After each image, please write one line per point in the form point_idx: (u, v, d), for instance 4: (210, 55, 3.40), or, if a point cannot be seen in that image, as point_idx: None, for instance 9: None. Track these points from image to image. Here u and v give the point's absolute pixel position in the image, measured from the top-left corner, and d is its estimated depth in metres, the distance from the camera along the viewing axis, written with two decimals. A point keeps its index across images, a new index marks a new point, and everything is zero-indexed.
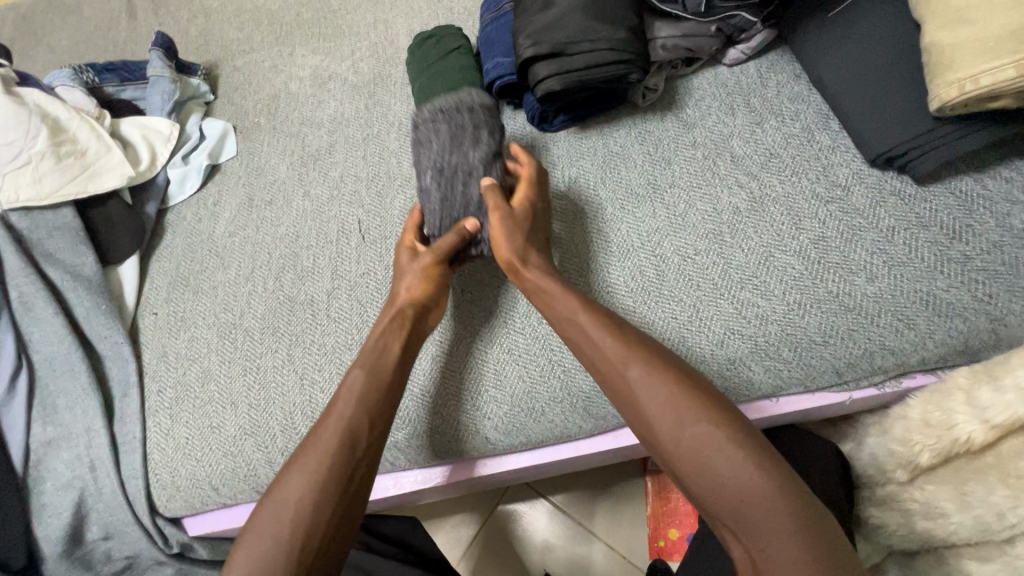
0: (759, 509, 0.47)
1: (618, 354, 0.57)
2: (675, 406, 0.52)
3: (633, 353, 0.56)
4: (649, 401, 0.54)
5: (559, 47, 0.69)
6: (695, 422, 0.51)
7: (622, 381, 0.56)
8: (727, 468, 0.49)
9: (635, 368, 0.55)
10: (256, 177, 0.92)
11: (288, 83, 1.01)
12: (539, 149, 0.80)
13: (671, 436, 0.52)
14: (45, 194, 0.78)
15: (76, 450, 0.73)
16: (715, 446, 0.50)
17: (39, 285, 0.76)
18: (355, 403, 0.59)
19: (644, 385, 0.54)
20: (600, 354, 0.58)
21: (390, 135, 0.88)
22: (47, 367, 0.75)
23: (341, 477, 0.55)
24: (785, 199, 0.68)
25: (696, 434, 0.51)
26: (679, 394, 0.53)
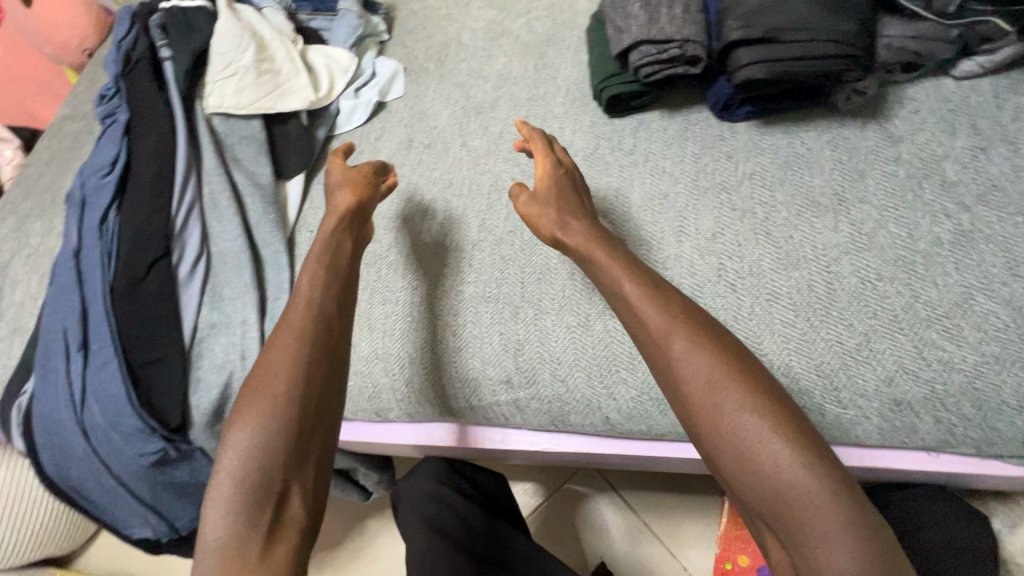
0: (806, 502, 0.44)
1: (658, 325, 0.54)
2: (719, 389, 0.49)
3: (681, 324, 0.53)
4: (694, 376, 0.51)
5: (773, 33, 0.64)
6: (740, 408, 0.48)
7: (663, 351, 0.53)
8: (774, 458, 0.46)
9: (680, 339, 0.52)
10: (418, 120, 0.95)
11: (461, 33, 1.03)
12: (713, 137, 0.76)
13: (713, 419, 0.49)
14: (243, 105, 0.87)
15: (231, 337, 0.81)
16: (766, 440, 0.47)
17: (227, 185, 0.84)
18: (294, 376, 0.55)
19: (688, 358, 0.51)
20: (643, 321, 0.55)
21: (556, 99, 0.88)
22: (222, 259, 0.83)
23: (291, 452, 0.52)
24: (1003, 241, 0.60)
25: (745, 420, 0.48)
26: (729, 378, 0.50)
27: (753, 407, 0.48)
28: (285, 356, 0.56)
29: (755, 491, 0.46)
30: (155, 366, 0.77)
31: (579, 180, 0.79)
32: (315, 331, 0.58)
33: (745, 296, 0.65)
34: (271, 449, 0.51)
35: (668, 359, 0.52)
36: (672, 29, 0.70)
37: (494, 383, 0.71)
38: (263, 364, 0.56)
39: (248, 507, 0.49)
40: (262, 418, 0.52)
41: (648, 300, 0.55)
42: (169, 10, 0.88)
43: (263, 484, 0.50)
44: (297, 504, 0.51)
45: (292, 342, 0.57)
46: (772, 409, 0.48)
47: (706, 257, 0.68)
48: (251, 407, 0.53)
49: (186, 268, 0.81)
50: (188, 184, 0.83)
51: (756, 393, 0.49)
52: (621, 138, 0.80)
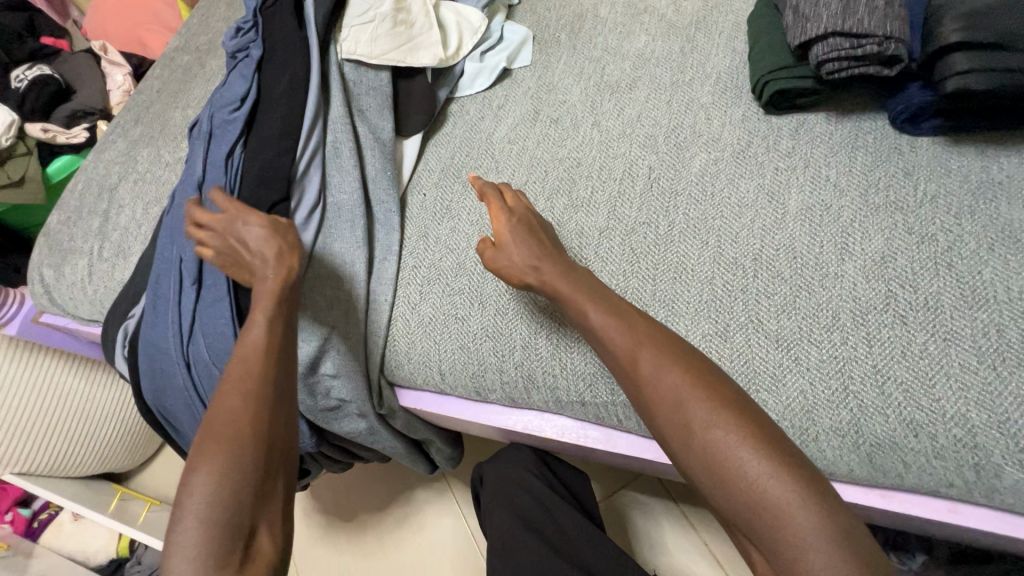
0: (780, 505, 0.43)
1: (624, 344, 0.54)
2: (688, 405, 0.49)
3: (648, 344, 0.53)
4: (665, 395, 0.50)
5: (1000, 41, 0.57)
6: (713, 423, 0.47)
7: (633, 373, 0.53)
8: (744, 465, 0.45)
9: (645, 356, 0.53)
10: (545, 92, 0.90)
11: (598, 6, 0.97)
12: (889, 149, 0.68)
13: (684, 435, 0.49)
14: (376, 54, 0.84)
15: (338, 292, 0.79)
16: (735, 454, 0.46)
17: (350, 135, 0.82)
18: (253, 423, 0.52)
19: (657, 377, 0.51)
20: (616, 340, 0.55)
21: (703, 87, 0.81)
22: (336, 211, 0.81)
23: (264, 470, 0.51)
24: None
25: (714, 431, 0.47)
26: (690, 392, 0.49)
27: (717, 419, 0.48)
28: (238, 371, 0.55)
29: (732, 499, 0.45)
30: None
31: (726, 177, 0.73)
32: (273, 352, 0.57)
33: (917, 330, 0.58)
34: (244, 453, 0.50)
35: (637, 378, 0.53)
36: (873, 22, 0.62)
37: (613, 382, 0.66)
38: (222, 411, 0.53)
39: (220, 523, 0.48)
40: (235, 465, 0.49)
41: (617, 321, 0.56)
42: None
43: (236, 503, 0.49)
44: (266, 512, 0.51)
45: (244, 366, 0.55)
46: (736, 414, 0.48)
47: (830, 292, 0.62)
48: (236, 436, 0.51)
49: (302, 216, 0.79)
50: (314, 130, 0.81)
51: (717, 401, 0.49)
52: (778, 138, 0.73)
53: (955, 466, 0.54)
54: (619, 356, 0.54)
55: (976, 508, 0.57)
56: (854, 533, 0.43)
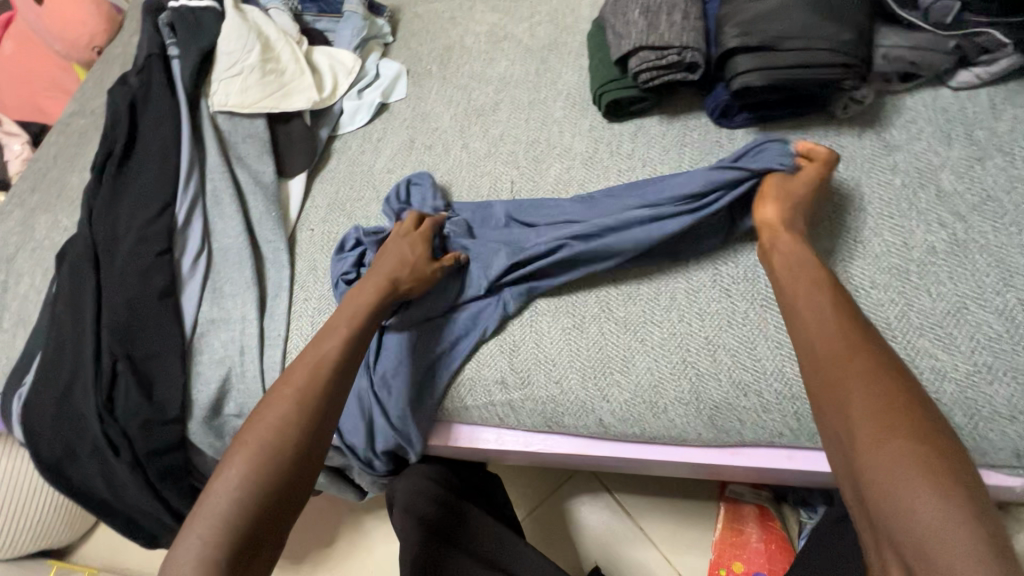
0: (925, 524, 0.39)
1: (831, 346, 0.50)
2: (886, 405, 0.45)
3: (859, 351, 0.49)
4: (858, 390, 0.46)
5: (770, 42, 0.64)
6: (903, 444, 0.42)
7: (831, 374, 0.49)
8: (911, 474, 0.41)
9: (860, 362, 0.48)
10: (419, 121, 0.96)
11: (464, 36, 1.03)
12: (710, 143, 0.76)
13: (864, 437, 0.44)
14: (247, 104, 0.88)
15: (232, 332, 0.82)
16: (913, 459, 0.41)
17: (230, 182, 0.86)
18: (268, 448, 0.54)
19: (869, 380, 0.47)
20: (822, 346, 0.51)
21: (556, 103, 0.88)
22: (222, 255, 0.85)
23: (295, 468, 0.54)
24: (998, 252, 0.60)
25: (898, 432, 0.43)
26: (843, 374, 0.48)
27: (881, 434, 0.43)
28: (283, 400, 0.57)
29: (880, 500, 0.41)
30: (155, 359, 0.78)
31: (577, 184, 0.80)
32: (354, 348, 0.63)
33: (741, 301, 0.65)
34: (283, 445, 0.54)
35: (829, 386, 0.49)
36: (671, 35, 0.71)
37: (491, 383, 0.71)
38: (250, 429, 0.56)
39: (226, 513, 0.50)
40: (224, 487, 0.52)
41: (836, 328, 0.51)
42: (178, 10, 0.90)
43: (261, 496, 0.52)
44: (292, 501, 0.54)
45: (304, 376, 0.59)
46: (923, 431, 0.43)
47: (671, 277, 0.69)
48: (268, 427, 0.55)
49: (187, 264, 0.83)
50: (191, 179, 0.85)
51: (922, 431, 0.43)
52: (620, 143, 0.81)
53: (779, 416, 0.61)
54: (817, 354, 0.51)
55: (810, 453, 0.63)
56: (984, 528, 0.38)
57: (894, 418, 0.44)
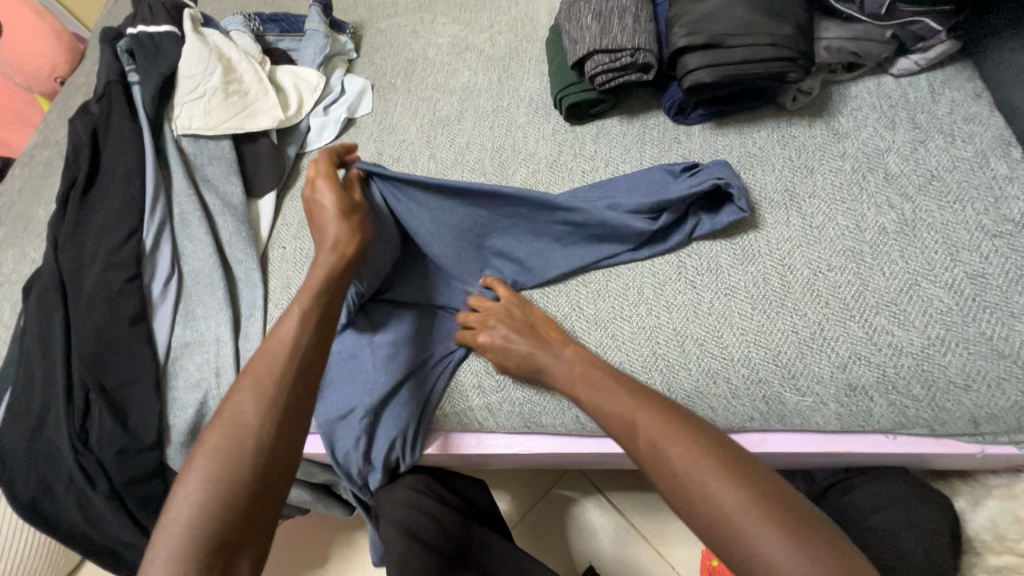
0: (761, 555, 0.41)
1: (620, 420, 0.52)
2: (686, 459, 0.46)
3: (642, 411, 0.51)
4: (657, 451, 0.48)
5: (716, 39, 0.67)
6: (706, 467, 0.45)
7: (637, 443, 0.50)
8: (725, 496, 0.43)
9: (644, 425, 0.50)
10: (386, 135, 0.97)
11: (426, 49, 1.04)
12: (670, 140, 0.78)
13: (669, 483, 0.46)
14: (212, 126, 0.88)
15: (206, 355, 0.81)
16: (721, 499, 0.43)
17: (197, 205, 0.86)
18: (256, 444, 0.50)
19: (665, 441, 0.48)
20: (612, 423, 0.53)
21: (519, 109, 0.90)
22: (193, 278, 0.85)
23: (261, 462, 0.50)
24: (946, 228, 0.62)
25: (693, 469, 0.46)
26: (649, 427, 0.50)
27: (697, 476, 0.45)
28: (252, 390, 0.53)
29: (714, 532, 0.43)
30: (129, 386, 0.78)
31: (543, 187, 0.81)
32: (319, 327, 0.59)
33: (705, 291, 0.67)
34: (244, 442, 0.50)
35: (636, 452, 0.50)
36: (623, 38, 0.73)
37: (467, 387, 0.71)
38: (226, 423, 0.52)
39: (201, 514, 0.47)
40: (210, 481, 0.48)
41: (622, 394, 0.54)
42: (136, 36, 0.90)
43: (228, 494, 0.48)
44: (269, 495, 0.50)
45: (272, 368, 0.54)
46: (714, 453, 0.46)
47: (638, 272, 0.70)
48: (232, 426, 0.52)
49: (158, 288, 0.83)
50: (157, 204, 0.85)
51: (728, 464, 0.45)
52: (583, 144, 0.83)
53: (749, 401, 0.62)
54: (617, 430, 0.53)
55: (780, 435, 0.64)
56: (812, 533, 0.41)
57: (703, 460, 0.46)
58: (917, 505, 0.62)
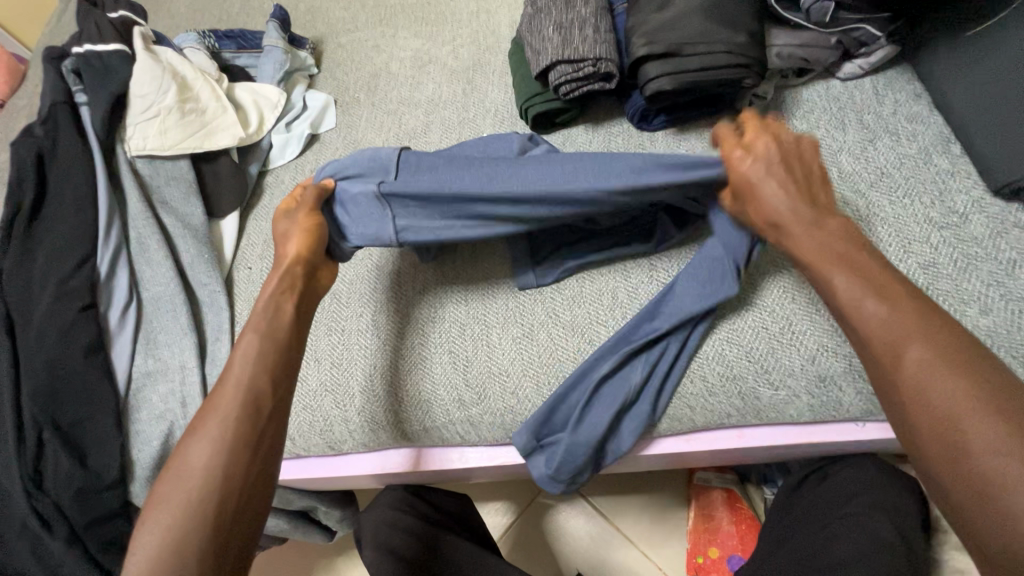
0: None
1: (878, 341, 0.45)
2: (963, 404, 0.40)
3: (913, 336, 0.44)
4: (919, 385, 0.42)
5: (674, 48, 0.69)
6: (981, 410, 0.39)
7: (895, 373, 0.44)
8: (997, 452, 0.38)
9: (912, 349, 0.43)
10: (352, 149, 0.95)
11: (389, 62, 1.03)
12: (634, 146, 0.80)
13: (929, 419, 0.41)
14: (168, 146, 0.85)
15: (171, 384, 0.78)
16: (992, 453, 0.38)
17: (155, 228, 0.83)
18: (212, 466, 0.47)
19: (931, 380, 0.42)
20: (864, 326, 0.46)
21: (486, 121, 0.91)
22: (154, 304, 0.81)
23: (217, 506, 0.46)
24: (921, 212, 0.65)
25: (944, 404, 0.40)
26: (904, 367, 0.43)
27: (969, 413, 0.39)
28: (219, 407, 0.51)
29: (961, 478, 0.39)
30: (87, 422, 0.73)
31: None
32: (276, 359, 0.55)
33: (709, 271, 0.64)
34: (200, 482, 0.46)
35: (886, 366, 0.44)
36: (584, 48, 0.74)
37: (447, 401, 0.70)
38: (181, 460, 0.48)
39: (162, 556, 0.43)
40: (162, 514, 0.45)
41: (897, 312, 0.45)
42: (83, 55, 0.86)
43: (183, 541, 0.44)
44: (230, 540, 0.46)
45: (234, 389, 0.52)
46: (997, 401, 0.39)
47: (612, 277, 0.71)
48: (186, 469, 0.47)
49: (115, 317, 0.79)
50: (112, 228, 0.81)
51: (1005, 411, 0.39)
52: None
53: (726, 397, 0.64)
54: (875, 354, 0.45)
55: (755, 430, 0.66)
56: None
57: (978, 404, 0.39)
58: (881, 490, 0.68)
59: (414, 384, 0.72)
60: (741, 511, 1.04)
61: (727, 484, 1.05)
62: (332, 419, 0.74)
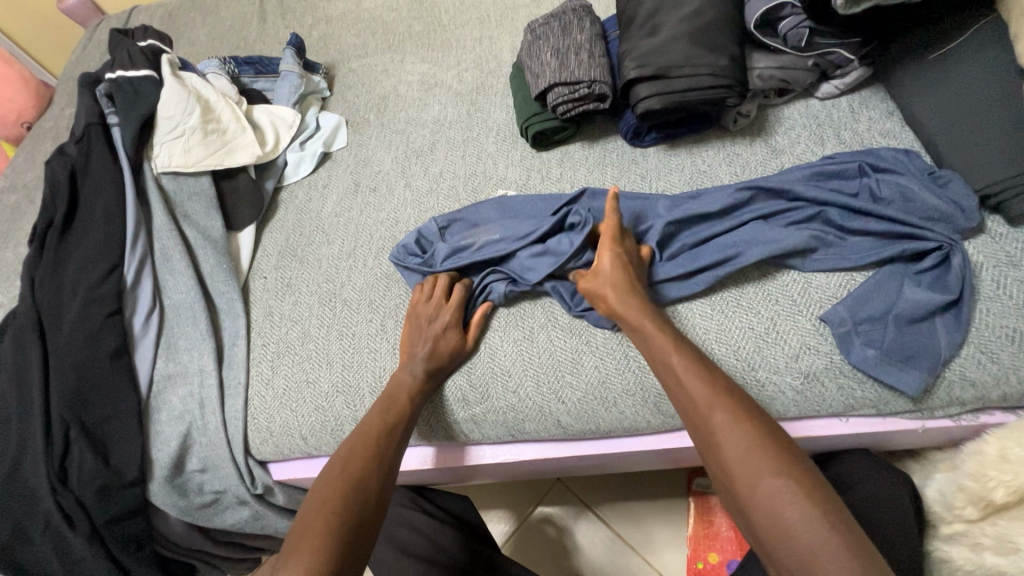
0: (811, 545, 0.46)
1: (698, 398, 0.58)
2: (762, 463, 0.51)
3: (723, 399, 0.57)
4: (726, 438, 0.54)
5: (662, 71, 0.74)
6: (767, 466, 0.51)
7: (707, 427, 0.56)
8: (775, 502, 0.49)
9: (710, 398, 0.57)
10: (362, 166, 1.01)
11: (397, 86, 1.10)
12: (628, 162, 0.85)
13: (737, 468, 0.53)
14: (191, 162, 0.91)
15: (190, 387, 0.82)
16: (789, 499, 0.49)
17: (178, 240, 0.88)
18: (373, 448, 0.64)
19: (731, 434, 0.54)
20: (689, 391, 0.59)
21: (489, 139, 0.96)
22: (174, 311, 0.86)
23: (362, 514, 0.58)
24: (904, 188, 0.68)
25: (755, 475, 0.51)
26: (718, 424, 0.55)
27: (770, 462, 0.51)
28: (387, 408, 0.68)
29: (764, 513, 0.50)
30: (111, 422, 0.77)
31: None
32: (398, 418, 0.68)
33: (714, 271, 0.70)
34: (371, 463, 0.63)
35: (710, 430, 0.56)
36: (580, 72, 0.80)
37: (452, 401, 0.74)
38: (354, 442, 0.65)
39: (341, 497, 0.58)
40: (339, 466, 0.62)
41: (729, 397, 0.57)
42: (115, 80, 0.93)
43: (351, 497, 0.58)
44: (363, 518, 0.58)
45: (395, 401, 0.69)
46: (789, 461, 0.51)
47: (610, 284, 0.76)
48: (324, 489, 0.59)
49: (139, 322, 0.84)
50: (137, 240, 0.86)
51: (784, 461, 0.51)
52: (549, 168, 0.89)
53: None
54: (694, 407, 0.58)
55: None
56: (853, 534, 0.46)
57: (781, 469, 0.51)
58: (879, 487, 0.69)
59: None
60: None
61: None
62: (345, 419, 0.78)
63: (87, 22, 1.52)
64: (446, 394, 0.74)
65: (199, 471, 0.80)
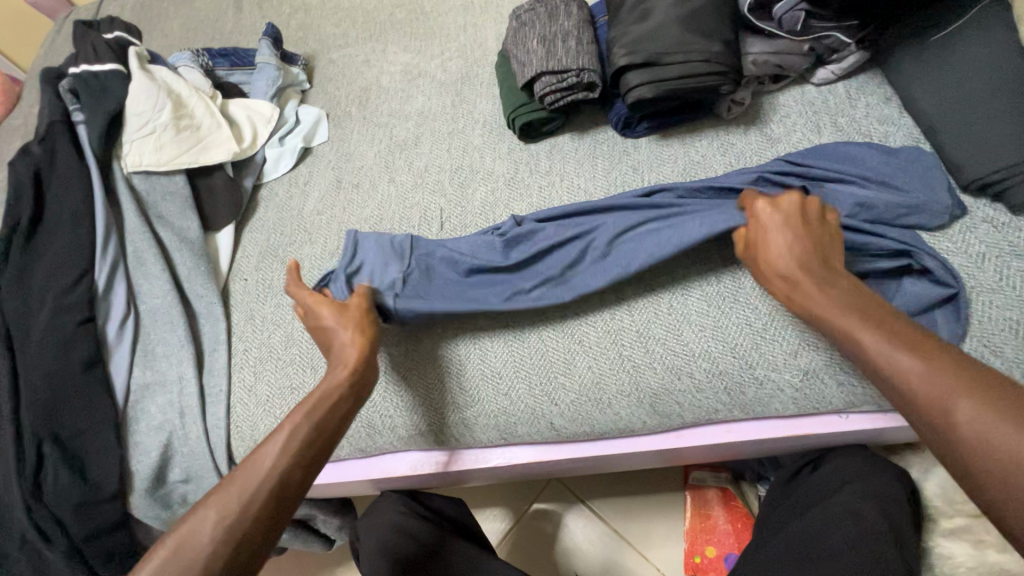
0: None
1: (914, 371, 0.47)
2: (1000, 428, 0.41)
3: (940, 366, 0.46)
4: (958, 408, 0.44)
5: (653, 58, 0.71)
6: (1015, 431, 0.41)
7: (931, 401, 0.46)
8: (1005, 446, 0.41)
9: (933, 372, 0.46)
10: (345, 162, 0.97)
11: (380, 77, 1.06)
12: (619, 153, 0.82)
13: (976, 444, 0.42)
14: (163, 161, 0.87)
15: (169, 395, 0.79)
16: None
17: (152, 242, 0.84)
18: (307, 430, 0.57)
19: (966, 408, 0.43)
20: (904, 362, 0.48)
21: (475, 131, 0.93)
22: (151, 317, 0.82)
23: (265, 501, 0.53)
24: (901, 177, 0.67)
25: (989, 418, 0.42)
26: (949, 398, 0.44)
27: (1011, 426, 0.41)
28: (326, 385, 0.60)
29: (996, 492, 0.40)
30: (86, 434, 0.74)
31: (502, 205, 0.84)
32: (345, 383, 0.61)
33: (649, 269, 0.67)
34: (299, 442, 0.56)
35: (927, 407, 0.46)
36: (568, 60, 0.77)
37: (442, 404, 0.71)
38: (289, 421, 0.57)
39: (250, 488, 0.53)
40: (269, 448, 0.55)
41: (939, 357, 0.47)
42: (80, 75, 0.88)
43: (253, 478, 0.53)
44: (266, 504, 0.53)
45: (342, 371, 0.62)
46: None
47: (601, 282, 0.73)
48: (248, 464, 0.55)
49: (113, 329, 0.80)
50: (109, 243, 0.83)
51: None
52: (538, 160, 0.86)
53: (711, 394, 0.66)
54: (908, 386, 0.47)
55: (742, 424, 0.69)
56: None
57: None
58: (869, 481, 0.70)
59: (407, 395, 0.72)
60: (737, 510, 1.05)
61: (722, 481, 1.07)
62: None
63: (55, 15, 1.46)
64: (432, 397, 0.72)
65: (181, 482, 0.77)
